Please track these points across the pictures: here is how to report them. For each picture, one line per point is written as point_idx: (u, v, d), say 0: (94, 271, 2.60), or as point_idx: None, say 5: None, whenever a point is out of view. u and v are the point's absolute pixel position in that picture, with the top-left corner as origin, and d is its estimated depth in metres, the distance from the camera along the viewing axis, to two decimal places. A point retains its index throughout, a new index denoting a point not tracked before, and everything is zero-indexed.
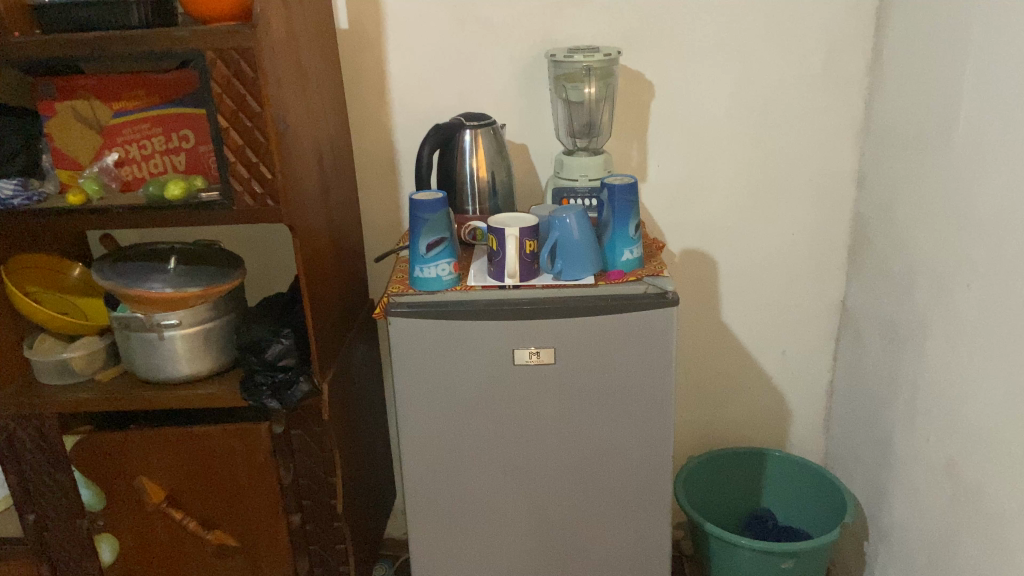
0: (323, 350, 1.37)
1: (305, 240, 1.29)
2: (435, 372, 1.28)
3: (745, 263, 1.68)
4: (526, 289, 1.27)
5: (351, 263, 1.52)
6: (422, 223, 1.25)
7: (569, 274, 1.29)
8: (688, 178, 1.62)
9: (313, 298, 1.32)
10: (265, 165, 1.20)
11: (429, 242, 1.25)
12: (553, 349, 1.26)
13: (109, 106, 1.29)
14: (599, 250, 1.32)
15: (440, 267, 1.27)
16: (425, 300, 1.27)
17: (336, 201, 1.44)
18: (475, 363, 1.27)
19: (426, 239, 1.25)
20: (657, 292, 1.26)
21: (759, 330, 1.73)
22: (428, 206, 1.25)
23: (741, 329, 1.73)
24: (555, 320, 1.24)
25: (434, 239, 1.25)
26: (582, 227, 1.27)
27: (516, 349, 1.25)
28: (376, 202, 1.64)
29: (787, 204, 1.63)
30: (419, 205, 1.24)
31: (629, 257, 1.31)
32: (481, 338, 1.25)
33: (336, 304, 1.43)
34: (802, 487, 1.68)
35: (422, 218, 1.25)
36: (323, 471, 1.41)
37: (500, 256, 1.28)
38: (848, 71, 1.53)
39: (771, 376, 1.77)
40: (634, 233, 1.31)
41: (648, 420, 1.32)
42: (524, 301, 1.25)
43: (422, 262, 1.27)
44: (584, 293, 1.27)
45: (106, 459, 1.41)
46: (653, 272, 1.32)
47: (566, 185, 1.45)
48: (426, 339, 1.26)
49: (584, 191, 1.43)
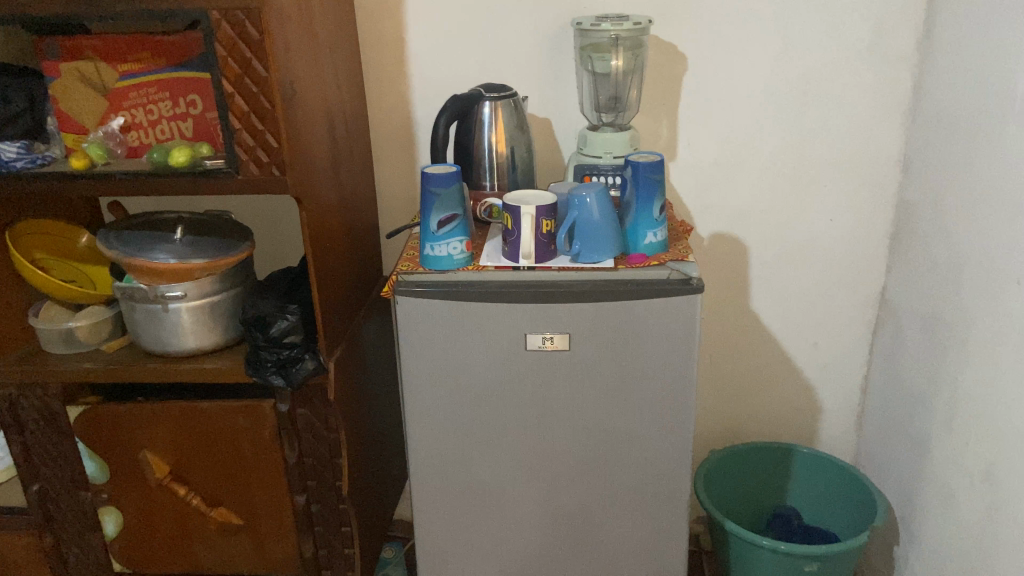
0: (331, 327, 1.32)
1: (312, 213, 1.23)
2: (444, 355, 1.23)
3: (778, 250, 1.60)
4: (542, 270, 1.20)
5: (363, 239, 1.46)
6: (433, 198, 1.18)
7: (588, 256, 1.22)
8: (721, 158, 1.54)
9: (320, 273, 1.27)
10: (271, 133, 1.15)
11: (440, 218, 1.19)
12: (569, 335, 1.19)
13: (115, 68, 1.24)
14: (621, 233, 1.25)
15: (452, 245, 1.20)
16: (436, 278, 1.21)
17: (348, 174, 1.39)
18: (487, 347, 1.21)
19: (438, 215, 1.19)
20: (682, 278, 1.19)
21: (791, 319, 1.65)
22: (440, 180, 1.17)
23: (771, 318, 1.65)
24: (571, 305, 1.17)
25: (446, 214, 1.19)
26: (603, 208, 1.20)
27: (529, 334, 1.19)
28: (393, 176, 1.59)
29: (826, 189, 1.54)
30: (430, 178, 1.17)
31: (652, 241, 1.24)
32: (492, 321, 1.19)
33: (345, 281, 1.38)
34: (831, 487, 1.60)
35: (433, 192, 1.18)
36: (329, 452, 1.37)
37: (515, 235, 1.21)
38: (897, 48, 1.43)
39: (801, 368, 1.69)
40: (659, 215, 1.23)
41: (668, 413, 1.25)
42: (538, 285, 1.19)
43: (433, 240, 1.20)
44: (603, 277, 1.20)
45: (110, 432, 1.38)
46: (678, 257, 1.24)
47: (588, 163, 1.38)
48: (435, 321, 1.20)
49: (607, 169, 1.36)
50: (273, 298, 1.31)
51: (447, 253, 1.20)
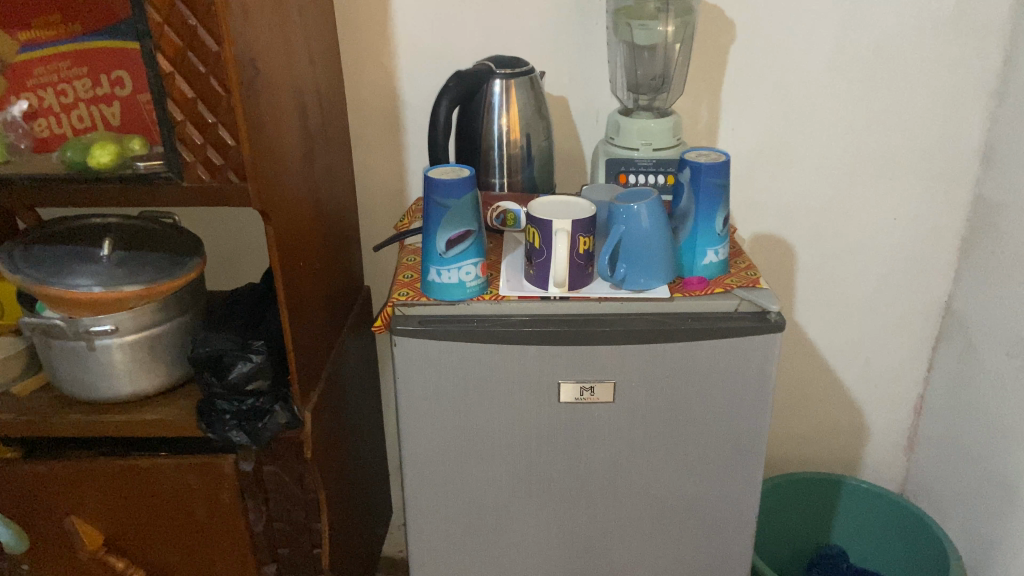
0: (306, 366, 1.05)
1: (281, 228, 0.96)
2: (454, 408, 0.97)
3: (830, 253, 1.37)
4: (578, 301, 0.95)
5: (341, 249, 1.19)
6: (443, 213, 0.91)
7: (634, 282, 0.96)
8: (770, 147, 1.28)
9: (292, 303, 1.00)
10: (226, 127, 0.86)
11: (450, 237, 0.92)
12: (613, 384, 0.94)
13: (14, 37, 0.96)
14: (674, 251, 0.99)
15: (465, 270, 0.94)
16: (443, 312, 0.95)
17: (323, 170, 1.11)
18: (509, 399, 0.96)
19: (448, 233, 0.92)
20: (756, 311, 0.95)
21: (840, 332, 1.43)
22: (451, 190, 0.90)
23: (818, 331, 1.43)
24: (617, 348, 0.92)
25: (458, 231, 0.92)
26: (657, 222, 0.95)
27: (562, 383, 0.94)
28: (374, 166, 1.31)
29: (891, 184, 1.31)
30: (435, 186, 0.90)
31: (712, 260, 0.99)
32: (516, 368, 0.94)
33: (322, 306, 1.11)
34: (889, 525, 1.40)
35: (441, 204, 0.91)
36: (305, 515, 1.11)
37: (542, 256, 0.95)
38: (987, 16, 1.18)
39: (849, 387, 1.47)
40: (721, 229, 0.98)
41: (731, 472, 1.01)
42: (575, 323, 0.93)
43: (439, 264, 0.94)
44: (655, 309, 0.95)
45: (25, 497, 1.10)
46: (745, 281, 0.99)
47: (623, 156, 1.13)
48: (443, 367, 0.94)
49: (647, 163, 1.10)
50: (232, 331, 1.04)
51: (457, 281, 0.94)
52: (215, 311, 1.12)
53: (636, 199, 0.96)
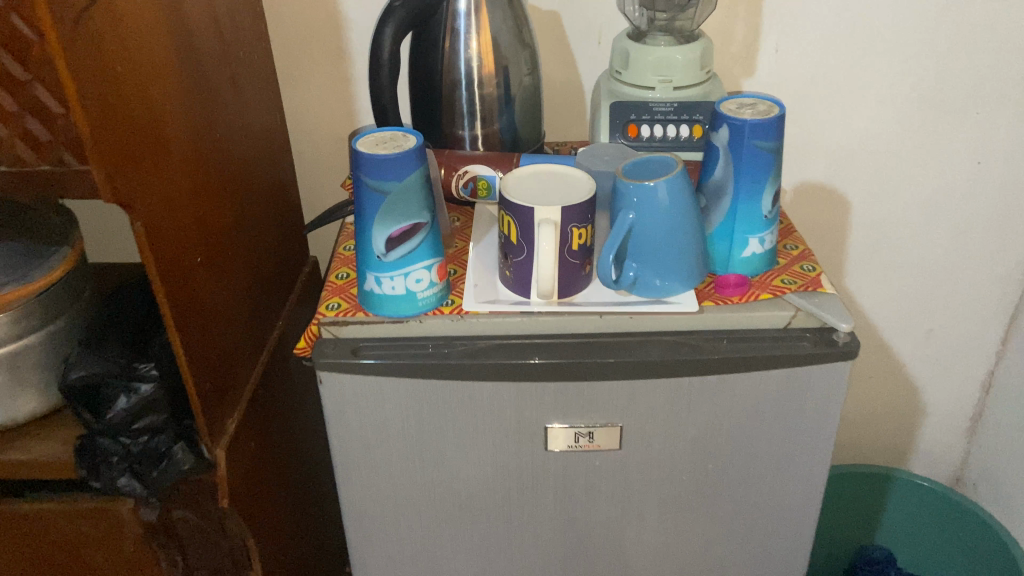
0: (216, 392, 0.80)
1: (157, 221, 0.69)
2: (405, 461, 0.71)
3: (893, 205, 1.09)
4: (572, 316, 0.69)
5: (266, 224, 0.92)
6: (380, 202, 0.64)
7: (650, 287, 0.70)
8: (824, 74, 0.99)
9: (184, 318, 0.73)
10: (49, 87, 0.59)
11: (391, 235, 0.66)
12: (621, 428, 0.69)
13: None
14: (706, 240, 0.72)
15: (414, 277, 0.68)
16: (386, 333, 0.69)
17: (230, 125, 0.82)
18: (478, 449, 0.70)
19: (388, 229, 0.65)
20: (820, 332, 0.68)
21: (898, 299, 1.17)
22: (388, 170, 0.63)
23: (870, 300, 1.17)
24: (626, 384, 0.67)
25: (402, 226, 0.66)
26: (681, 205, 0.68)
27: (552, 429, 0.69)
28: (314, 104, 1.03)
29: (980, 120, 1.02)
30: (366, 163, 0.63)
31: (756, 251, 0.72)
32: (487, 409, 0.68)
33: (240, 307, 0.85)
34: (948, 529, 1.18)
35: (377, 190, 0.64)
36: (232, 564, 0.89)
37: (523, 255, 0.69)
38: None
39: (904, 363, 1.22)
40: (770, 209, 0.71)
41: (777, 532, 0.77)
42: (566, 350, 0.67)
43: (378, 270, 0.67)
44: (678, 327, 0.69)
45: None
46: (803, 276, 0.72)
47: (633, 98, 0.84)
48: (387, 410, 0.69)
49: (664, 108, 0.83)
50: (116, 348, 0.78)
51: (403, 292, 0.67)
52: (107, 309, 0.86)
53: (653, 171, 0.69)
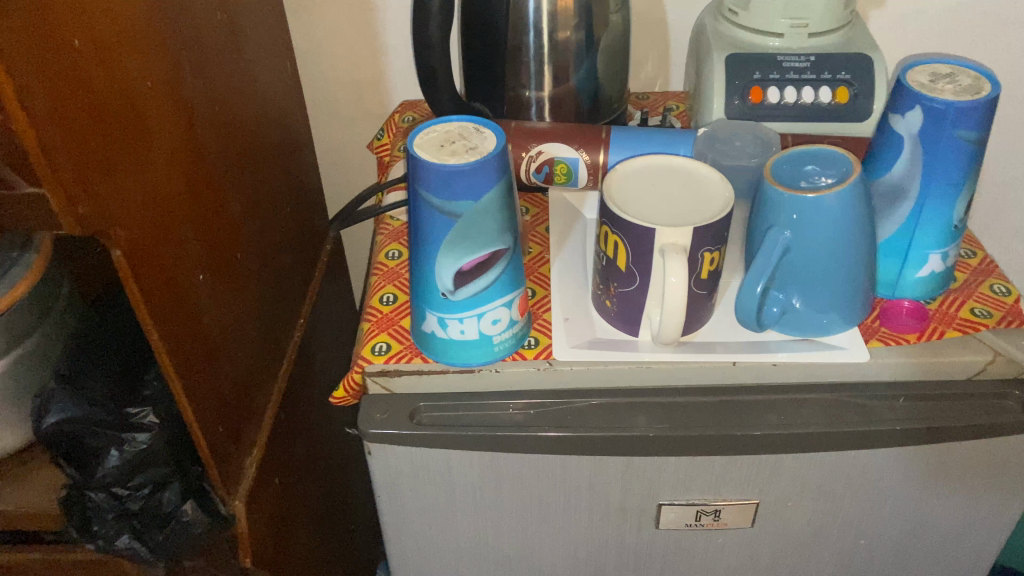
0: (230, 435, 0.64)
1: (142, 244, 0.51)
2: (476, 540, 0.56)
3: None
4: (698, 368, 0.52)
5: (279, 207, 0.74)
6: (450, 227, 0.47)
7: (801, 325, 0.53)
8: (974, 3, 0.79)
9: (187, 360, 0.57)
10: None
11: (462, 269, 0.48)
12: (758, 504, 0.54)
13: None
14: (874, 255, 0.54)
15: (490, 317, 0.51)
16: (453, 385, 0.53)
17: (232, 90, 0.63)
18: (570, 529, 0.55)
19: (459, 261, 0.48)
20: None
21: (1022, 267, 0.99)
22: (460, 185, 0.46)
23: None
24: (770, 458, 0.51)
25: (476, 258, 0.48)
26: (858, 223, 0.49)
27: (669, 506, 0.54)
28: (334, 41, 0.83)
29: None
30: (432, 176, 0.45)
31: (936, 269, 0.55)
32: (586, 484, 0.53)
33: (253, 319, 0.68)
34: None
35: (445, 211, 0.46)
36: None
37: (633, 284, 0.51)
38: None
39: None
40: (962, 216, 0.53)
41: None
42: (692, 415, 0.51)
43: (444, 312, 0.50)
44: (835, 378, 0.52)
45: None
46: (995, 303, 0.55)
47: (752, 48, 0.65)
48: (456, 485, 0.53)
49: (797, 61, 0.64)
50: (100, 394, 0.62)
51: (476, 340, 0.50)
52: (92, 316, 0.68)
53: (820, 173, 0.50)
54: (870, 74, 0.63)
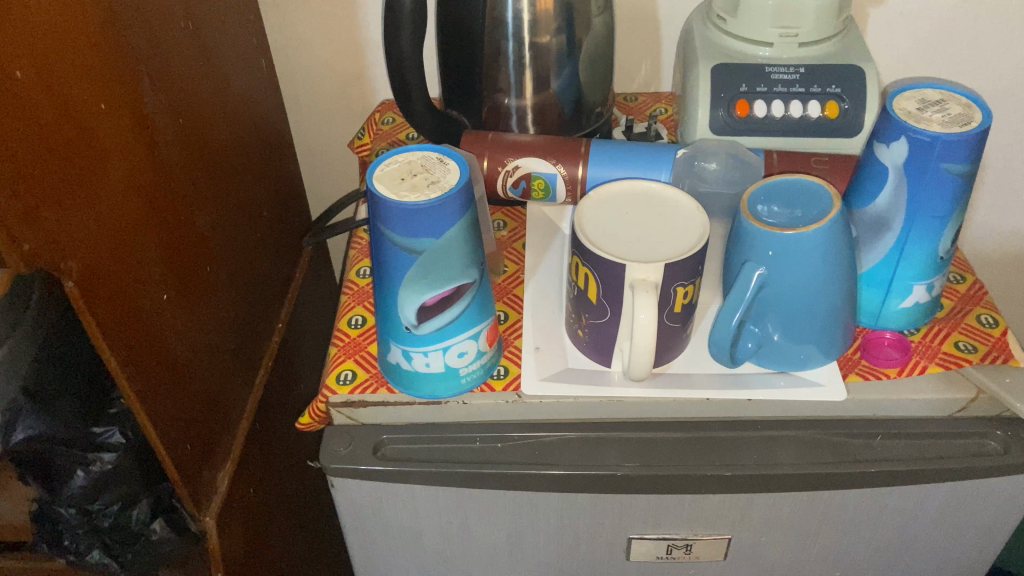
0: (201, 452, 0.63)
1: (100, 273, 0.49)
2: (445, 566, 0.56)
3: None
4: (670, 403, 0.51)
5: (253, 213, 0.72)
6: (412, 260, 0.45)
7: (778, 359, 0.51)
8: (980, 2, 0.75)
9: (151, 384, 0.56)
10: None
11: (425, 304, 0.47)
12: (729, 538, 0.53)
13: None
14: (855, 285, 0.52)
15: (456, 351, 0.49)
16: (420, 415, 0.52)
17: (202, 99, 0.61)
18: (540, 558, 0.55)
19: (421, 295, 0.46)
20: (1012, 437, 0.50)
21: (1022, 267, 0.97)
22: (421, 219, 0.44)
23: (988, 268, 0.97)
24: (742, 497, 0.50)
25: (439, 293, 0.46)
26: (838, 258, 0.47)
27: (639, 540, 0.53)
28: (313, 35, 0.80)
29: None
30: (393, 213, 0.43)
31: (919, 300, 0.53)
32: (554, 518, 0.52)
33: (224, 333, 0.67)
34: None
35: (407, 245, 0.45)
36: None
37: (604, 317, 0.50)
38: None
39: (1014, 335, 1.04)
40: (947, 247, 0.51)
41: None
42: (663, 452, 0.50)
43: (408, 345, 0.49)
44: (812, 414, 0.51)
45: None
46: (980, 335, 0.53)
47: (740, 57, 0.63)
48: (423, 517, 0.52)
49: (786, 73, 0.61)
50: (69, 417, 0.58)
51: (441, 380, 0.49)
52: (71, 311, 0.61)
53: (799, 207, 0.48)
54: (861, 88, 0.60)
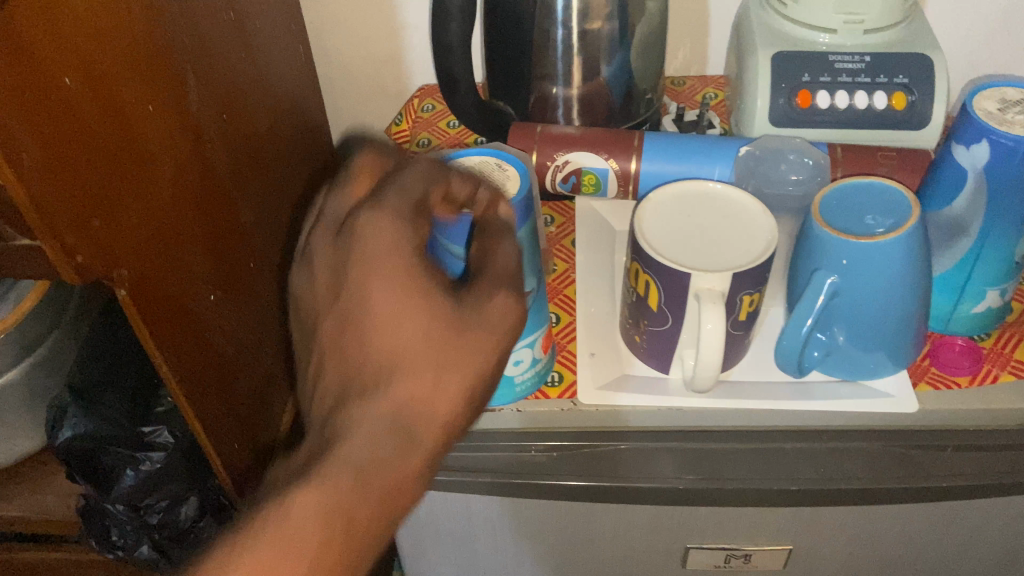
0: (249, 448, 0.63)
1: (150, 280, 0.48)
2: (506, 561, 0.58)
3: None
4: (732, 412, 0.49)
5: (295, 204, 0.71)
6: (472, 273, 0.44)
7: (845, 367, 0.49)
8: None
9: (202, 388, 0.55)
10: None
11: None
12: (791, 549, 0.53)
13: None
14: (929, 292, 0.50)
15: (513, 359, 0.48)
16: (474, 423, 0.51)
17: (245, 91, 0.59)
18: (599, 559, 0.56)
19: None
20: None
21: None
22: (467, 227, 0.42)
23: None
24: (803, 508, 0.49)
25: None
26: (914, 269, 0.45)
27: (698, 550, 0.53)
28: (348, 15, 0.78)
29: None
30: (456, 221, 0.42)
31: (991, 305, 0.50)
32: (611, 527, 0.52)
33: (269, 328, 0.66)
34: None
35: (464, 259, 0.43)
36: None
37: (666, 325, 0.48)
38: None
39: None
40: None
41: None
42: (726, 463, 0.49)
43: None
44: (880, 423, 0.49)
45: None
46: None
47: (801, 44, 0.60)
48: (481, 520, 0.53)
49: (850, 61, 0.58)
50: (116, 414, 0.60)
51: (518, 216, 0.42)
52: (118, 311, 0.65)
53: (875, 220, 0.46)
54: (929, 76, 0.57)
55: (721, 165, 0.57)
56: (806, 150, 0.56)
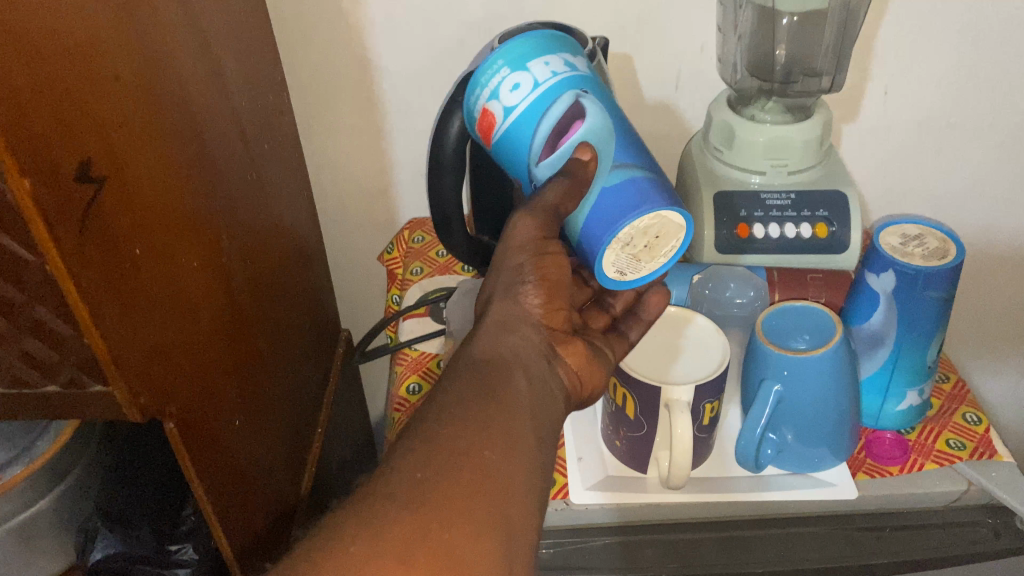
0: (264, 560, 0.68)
1: (194, 415, 0.55)
2: None
3: (1009, 262, 0.93)
4: (703, 505, 0.57)
5: (299, 331, 0.78)
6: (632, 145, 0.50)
7: (794, 460, 0.58)
8: (950, 122, 0.82)
9: (228, 511, 0.61)
10: (45, 304, 0.43)
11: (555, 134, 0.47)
12: None
13: None
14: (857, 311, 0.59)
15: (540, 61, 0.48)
16: None
17: (262, 237, 0.68)
18: None
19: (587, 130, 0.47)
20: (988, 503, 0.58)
21: (1009, 352, 1.02)
22: (610, 197, 0.48)
23: (976, 354, 1.03)
24: None
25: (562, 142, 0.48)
26: (844, 378, 0.54)
27: None
28: (341, 157, 0.88)
29: None
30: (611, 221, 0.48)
31: (911, 405, 0.60)
32: None
33: (278, 448, 0.72)
34: None
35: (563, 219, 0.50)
36: None
37: (642, 431, 0.56)
38: None
39: (1001, 424, 1.09)
40: (933, 360, 0.58)
41: None
42: (699, 552, 0.57)
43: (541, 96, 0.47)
44: (826, 508, 0.58)
45: None
46: (964, 433, 0.61)
47: (735, 183, 0.70)
48: None
49: (778, 200, 0.69)
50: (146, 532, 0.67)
51: (603, 361, 0.53)
52: (132, 438, 0.72)
53: (809, 339, 0.55)
54: (845, 210, 0.68)
55: (675, 289, 0.67)
56: (749, 280, 0.68)
